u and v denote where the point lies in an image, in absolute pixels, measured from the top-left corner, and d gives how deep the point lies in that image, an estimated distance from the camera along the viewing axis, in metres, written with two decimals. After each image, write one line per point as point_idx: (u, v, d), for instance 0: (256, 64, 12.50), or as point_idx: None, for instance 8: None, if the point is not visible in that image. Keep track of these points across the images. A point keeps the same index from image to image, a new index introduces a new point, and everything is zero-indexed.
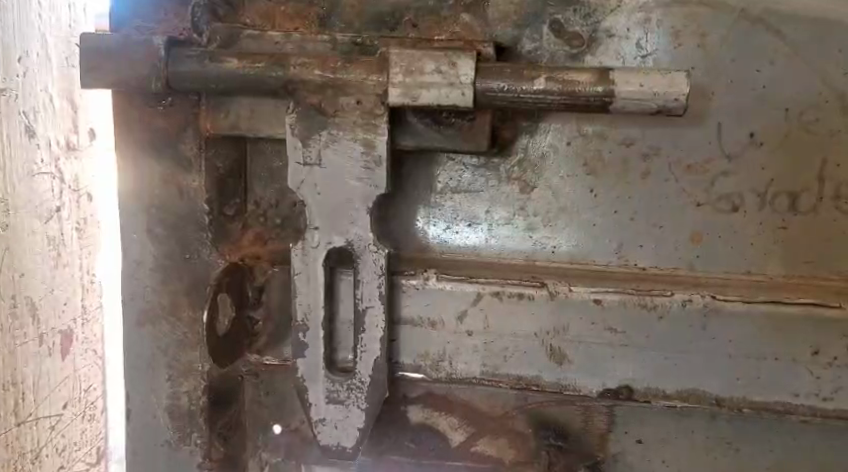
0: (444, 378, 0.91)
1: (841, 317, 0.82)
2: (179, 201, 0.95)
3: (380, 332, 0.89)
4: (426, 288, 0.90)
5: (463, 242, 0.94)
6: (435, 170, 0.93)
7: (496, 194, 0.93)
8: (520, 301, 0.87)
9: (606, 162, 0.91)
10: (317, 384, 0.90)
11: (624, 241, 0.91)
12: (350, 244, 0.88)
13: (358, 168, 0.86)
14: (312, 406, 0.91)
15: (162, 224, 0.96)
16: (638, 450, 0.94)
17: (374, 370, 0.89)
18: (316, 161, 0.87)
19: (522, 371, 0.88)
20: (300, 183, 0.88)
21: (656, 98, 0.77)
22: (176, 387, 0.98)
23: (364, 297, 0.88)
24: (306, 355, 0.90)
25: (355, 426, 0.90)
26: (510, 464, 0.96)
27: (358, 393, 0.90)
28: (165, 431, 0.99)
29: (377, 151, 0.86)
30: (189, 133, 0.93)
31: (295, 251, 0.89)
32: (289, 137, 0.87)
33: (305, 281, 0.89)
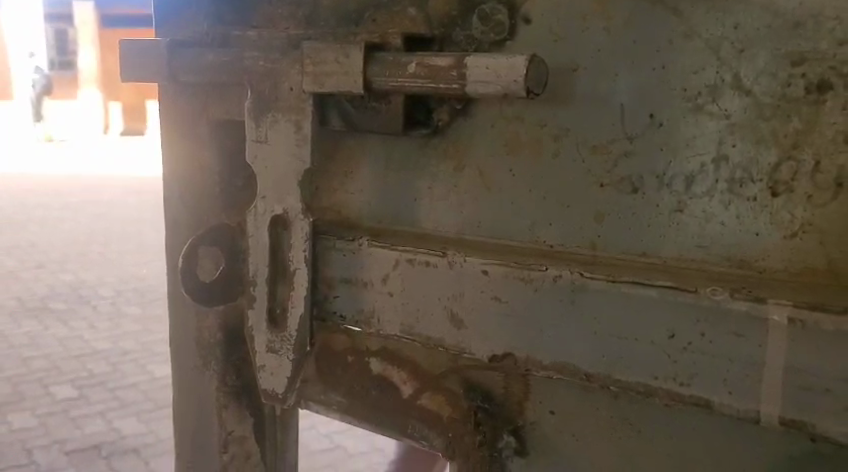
0: (373, 333, 1.03)
1: (697, 302, 0.83)
2: (198, 170, 1.15)
3: (303, 291, 1.02)
4: (358, 251, 1.01)
5: (407, 214, 1.04)
6: (375, 152, 1.05)
7: (436, 170, 1.01)
8: (427, 267, 0.98)
9: (521, 141, 0.95)
10: (260, 332, 1.05)
11: (535, 219, 0.96)
12: (286, 212, 1.01)
13: (292, 144, 1.00)
14: (258, 352, 1.06)
15: (190, 191, 1.17)
16: (552, 421, 0.98)
17: (299, 326, 1.02)
18: (264, 139, 1.01)
19: (431, 332, 0.99)
20: (254, 157, 1.03)
21: (499, 81, 0.87)
22: (200, 321, 1.14)
23: (297, 259, 1.02)
24: (254, 308, 1.04)
25: (285, 374, 1.04)
26: (447, 419, 1.02)
27: (288, 345, 1.03)
28: (195, 356, 1.16)
29: (305, 130, 0.99)
30: (193, 119, 1.13)
31: (249, 213, 1.04)
32: (247, 116, 1.02)
33: (255, 240, 1.04)
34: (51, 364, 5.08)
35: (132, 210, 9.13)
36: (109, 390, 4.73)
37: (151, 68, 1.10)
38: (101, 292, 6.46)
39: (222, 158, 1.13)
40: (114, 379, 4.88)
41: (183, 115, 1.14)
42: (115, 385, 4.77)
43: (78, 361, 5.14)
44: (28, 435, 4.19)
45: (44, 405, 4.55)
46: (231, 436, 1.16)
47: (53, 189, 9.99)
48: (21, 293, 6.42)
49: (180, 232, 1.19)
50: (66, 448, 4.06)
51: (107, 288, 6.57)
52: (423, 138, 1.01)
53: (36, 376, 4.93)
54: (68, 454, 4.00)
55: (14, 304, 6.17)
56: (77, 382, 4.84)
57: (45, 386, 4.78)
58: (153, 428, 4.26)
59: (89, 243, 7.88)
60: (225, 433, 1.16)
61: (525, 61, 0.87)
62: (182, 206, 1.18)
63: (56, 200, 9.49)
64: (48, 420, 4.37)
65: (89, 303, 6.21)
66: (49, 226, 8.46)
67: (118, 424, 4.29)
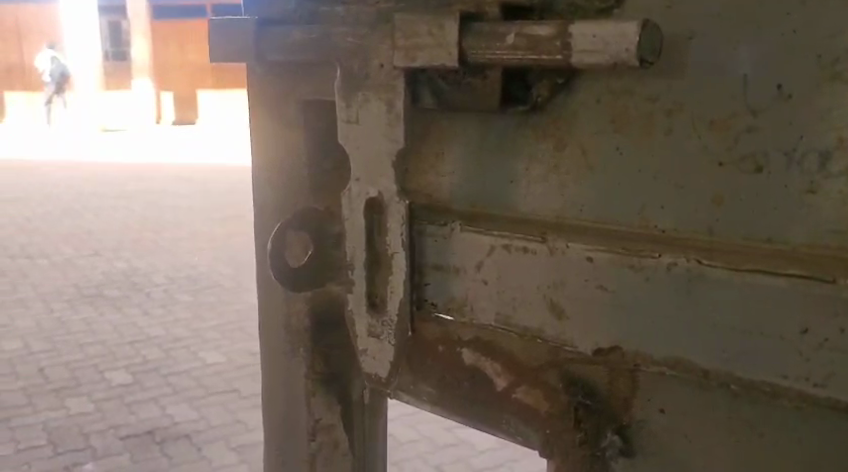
0: (469, 320, 0.98)
1: (835, 293, 0.75)
2: (285, 152, 1.10)
3: (401, 275, 0.99)
4: (451, 237, 0.97)
5: (500, 198, 0.96)
6: (472, 128, 0.97)
7: (533, 150, 0.94)
8: (526, 254, 0.92)
9: (630, 117, 0.88)
10: (360, 317, 1.03)
11: (644, 202, 0.87)
12: (380, 194, 0.98)
13: (384, 124, 0.95)
14: (358, 336, 1.04)
15: (278, 173, 1.11)
16: (663, 420, 0.90)
17: (399, 309, 1.00)
18: (355, 119, 0.98)
19: (529, 323, 0.93)
20: (346, 138, 1.00)
21: (608, 50, 0.80)
22: (289, 307, 1.10)
23: (393, 244, 0.99)
24: (352, 293, 1.02)
25: (388, 359, 1.02)
26: (546, 414, 0.97)
27: (390, 330, 1.01)
28: (284, 340, 1.12)
29: (397, 108, 0.94)
30: (280, 99, 1.08)
31: (344, 195, 1.01)
32: (338, 97, 0.99)
33: (350, 224, 1.01)
34: (106, 350, 5.11)
35: (182, 198, 9.21)
36: (162, 376, 4.74)
37: (239, 48, 1.07)
38: (154, 279, 6.49)
39: (312, 139, 1.07)
40: (166, 365, 4.89)
41: (274, 94, 1.09)
42: (169, 372, 4.78)
43: (133, 347, 5.15)
44: (85, 420, 4.21)
45: (100, 390, 4.56)
46: (318, 424, 1.11)
47: (107, 177, 10.08)
48: (78, 280, 6.49)
49: (269, 216, 1.13)
50: (122, 433, 4.06)
51: (160, 275, 6.60)
52: (521, 117, 0.94)
53: (93, 362, 4.95)
54: (123, 439, 4.00)
55: (70, 291, 6.24)
56: (131, 368, 4.85)
57: (100, 372, 4.80)
58: (206, 414, 4.26)
59: (141, 231, 7.93)
60: (312, 421, 1.11)
61: (637, 28, 0.79)
62: (270, 188, 1.12)
63: (109, 188, 9.58)
64: (104, 405, 4.38)
65: (143, 290, 6.24)
66: (103, 214, 8.53)
67: (171, 410, 4.29)
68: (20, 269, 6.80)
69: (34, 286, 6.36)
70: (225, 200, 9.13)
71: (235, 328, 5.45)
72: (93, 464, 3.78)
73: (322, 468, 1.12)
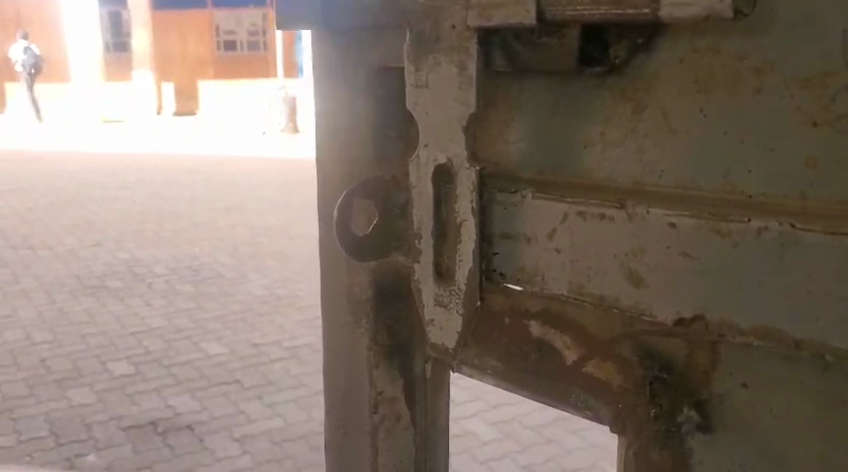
0: (538, 292, 0.95)
1: None
2: (349, 121, 1.09)
3: (471, 244, 0.96)
4: (522, 205, 0.94)
5: (577, 165, 0.93)
6: (543, 96, 0.95)
7: (610, 114, 0.91)
8: (602, 221, 0.88)
9: (716, 76, 0.84)
10: (426, 287, 1.00)
11: (730, 166, 0.83)
12: (450, 161, 0.95)
13: (456, 88, 0.93)
14: (426, 306, 1.01)
15: (342, 143, 1.10)
16: (745, 394, 0.87)
17: (469, 279, 0.97)
18: (425, 84, 0.95)
19: (603, 291, 0.89)
20: (415, 103, 0.97)
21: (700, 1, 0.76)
22: (351, 278, 1.11)
23: (461, 211, 0.96)
24: (420, 262, 1.00)
25: (456, 329, 0.99)
26: (617, 389, 0.95)
27: (460, 298, 0.98)
28: (345, 312, 1.12)
29: (470, 71, 0.91)
30: (345, 68, 1.07)
31: (412, 162, 0.99)
32: (407, 62, 0.97)
33: (418, 192, 0.99)
34: (108, 341, 5.06)
35: (181, 189, 9.17)
36: (164, 367, 4.70)
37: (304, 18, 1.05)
38: (157, 270, 6.45)
39: (376, 107, 1.06)
40: (169, 356, 4.84)
41: (339, 61, 1.08)
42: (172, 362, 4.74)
43: (136, 338, 5.11)
44: (88, 412, 4.16)
45: (102, 380, 4.52)
46: (380, 397, 1.10)
47: (103, 169, 10.00)
48: (80, 271, 6.45)
49: (333, 187, 1.12)
50: (124, 424, 4.01)
51: (161, 265, 6.56)
52: (597, 79, 0.92)
53: (94, 352, 4.91)
54: (125, 430, 3.95)
55: (72, 282, 6.19)
56: (133, 358, 4.80)
57: (103, 363, 4.76)
58: (208, 406, 4.20)
59: (143, 222, 7.88)
60: (374, 393, 1.11)
61: None
62: (334, 159, 1.11)
63: (109, 180, 9.52)
64: (106, 396, 4.33)
65: (145, 280, 6.20)
66: (105, 205, 8.48)
67: (173, 401, 4.24)
68: (22, 260, 6.76)
69: (36, 277, 6.32)
70: (225, 191, 9.06)
71: (239, 319, 5.41)
72: (95, 455, 3.73)
73: (384, 440, 1.11)
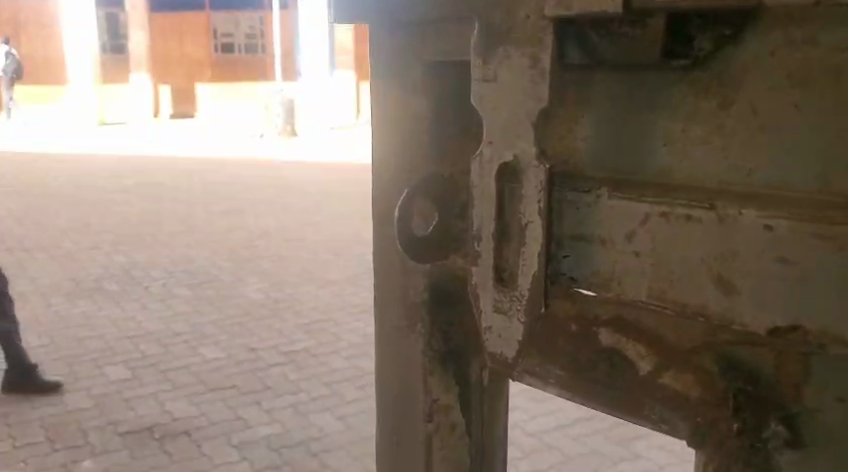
0: (614, 298, 0.89)
1: None
2: (407, 117, 1.04)
3: (537, 247, 0.89)
4: (599, 204, 0.88)
5: (655, 164, 0.88)
6: (615, 93, 0.90)
7: (692, 110, 0.85)
8: (688, 222, 0.82)
9: (813, 70, 0.77)
10: (486, 292, 0.93)
11: (827, 166, 0.78)
12: (518, 158, 0.89)
13: (527, 81, 0.87)
14: (483, 313, 0.94)
15: (400, 139, 1.05)
16: (840, 409, 0.81)
17: (532, 284, 0.90)
18: (493, 78, 0.89)
19: (688, 297, 0.84)
20: (480, 98, 0.91)
21: None
22: (406, 280, 1.05)
23: (527, 213, 0.89)
24: (479, 264, 0.93)
25: (516, 337, 0.92)
26: (696, 400, 0.88)
27: (521, 307, 0.91)
28: (397, 317, 1.07)
29: (542, 64, 0.86)
30: (405, 62, 1.01)
31: (475, 159, 0.93)
32: (473, 56, 0.91)
33: (480, 191, 0.92)
34: (105, 345, 4.98)
35: (177, 191, 9.11)
36: (161, 371, 4.61)
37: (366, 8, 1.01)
38: (153, 273, 6.37)
39: (436, 101, 1.01)
40: (167, 361, 4.76)
41: (397, 54, 1.02)
42: (169, 367, 4.64)
43: (133, 342, 5.03)
44: (84, 416, 4.08)
45: (98, 385, 4.43)
46: (436, 405, 1.05)
47: (95, 172, 9.94)
48: (77, 273, 6.38)
49: (392, 185, 1.07)
50: (120, 430, 3.93)
51: (159, 268, 6.50)
52: (678, 73, 0.86)
53: (91, 356, 4.83)
54: (122, 436, 3.87)
55: (70, 285, 6.12)
56: (130, 363, 4.72)
57: (99, 367, 4.67)
58: (204, 411, 4.11)
59: (139, 224, 7.81)
60: (430, 401, 1.06)
61: None
62: (393, 156, 1.06)
63: (105, 182, 9.45)
64: (103, 401, 4.24)
65: (143, 283, 6.13)
66: (99, 207, 8.41)
67: (171, 407, 4.15)
68: (18, 262, 6.69)
69: (32, 279, 6.25)
70: (220, 194, 8.99)
71: (237, 323, 5.33)
72: (92, 460, 3.65)
73: (439, 450, 1.06)
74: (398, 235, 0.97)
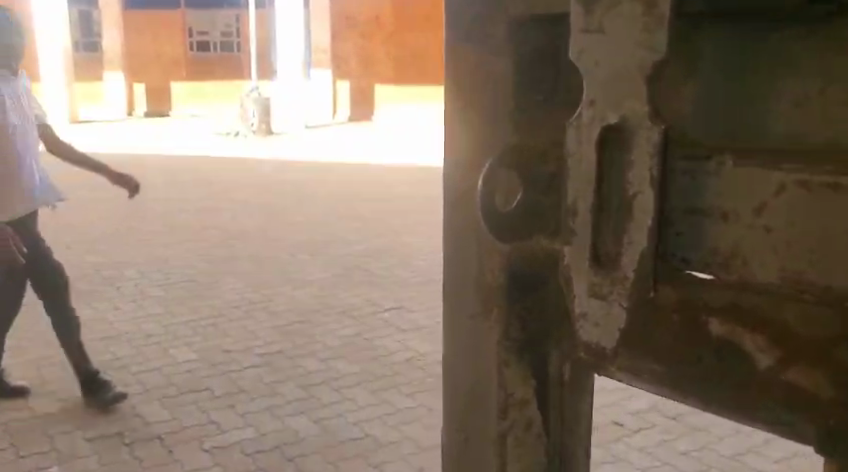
0: (737, 282, 0.76)
1: None
2: (486, 82, 0.93)
3: (647, 221, 0.77)
4: (722, 173, 0.75)
5: (784, 128, 0.74)
6: (731, 47, 0.76)
7: (835, 63, 0.71)
8: (835, 193, 0.68)
9: None
10: (581, 275, 0.82)
11: None
12: (625, 120, 0.77)
13: (639, 30, 0.75)
14: (579, 298, 0.83)
15: (473, 109, 0.94)
16: None
17: (638, 264, 0.78)
18: (598, 29, 0.77)
19: (831, 280, 0.70)
20: (581, 52, 0.79)
21: None
22: (483, 263, 0.97)
23: (634, 182, 0.77)
24: (573, 243, 0.83)
25: (618, 325, 0.80)
26: (829, 400, 0.73)
27: (623, 291, 0.80)
28: (473, 303, 1.00)
29: (659, 9, 0.73)
30: (490, 22, 0.92)
31: (571, 124, 0.81)
32: (572, 5, 0.79)
33: (577, 160, 0.81)
34: (76, 347, 4.78)
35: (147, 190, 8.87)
36: (134, 374, 4.40)
37: None
38: (126, 274, 6.14)
39: (515, 67, 0.90)
40: (140, 362, 4.55)
41: (478, 16, 0.93)
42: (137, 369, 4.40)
43: (105, 344, 4.84)
44: (47, 420, 3.81)
45: (67, 387, 4.18)
46: (511, 400, 0.96)
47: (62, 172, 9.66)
48: None
49: (466, 160, 0.97)
50: (89, 435, 3.67)
51: (132, 269, 6.30)
52: (817, 20, 0.71)
53: (60, 358, 4.62)
54: (91, 441, 3.62)
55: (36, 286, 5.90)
56: (102, 365, 4.51)
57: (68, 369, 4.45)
58: (179, 414, 3.87)
59: (112, 225, 7.59)
60: (504, 396, 0.96)
61: None
62: (465, 129, 0.96)
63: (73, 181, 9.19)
64: (71, 404, 3.99)
65: (115, 284, 5.93)
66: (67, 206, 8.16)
67: (144, 410, 3.91)
68: None
69: None
70: (194, 193, 8.70)
71: (213, 325, 5.11)
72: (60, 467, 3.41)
73: (512, 451, 0.96)
74: (480, 213, 0.87)
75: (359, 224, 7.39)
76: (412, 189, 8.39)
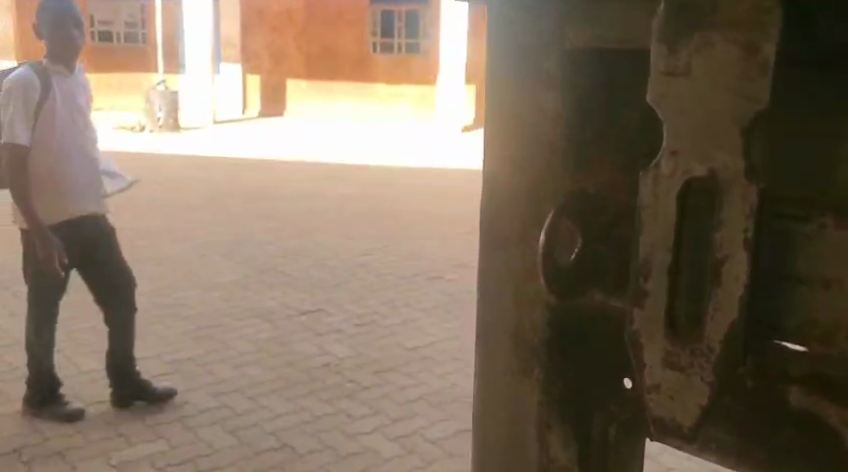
0: (835, 356, 0.68)
1: None
2: (536, 121, 0.85)
3: (738, 288, 0.69)
4: (823, 236, 0.67)
5: None
6: (824, 86, 0.66)
7: None
8: None
9: None
10: (653, 343, 0.73)
11: None
12: (714, 174, 0.68)
13: (738, 75, 0.66)
14: (649, 367, 0.74)
15: (517, 146, 0.86)
16: None
17: (727, 334, 0.69)
18: (684, 71, 0.69)
19: None
20: (662, 96, 0.71)
21: None
22: (518, 317, 0.89)
23: (724, 243, 0.69)
24: (645, 306, 0.74)
25: (696, 401, 0.71)
26: None
27: (705, 364, 0.71)
28: (506, 359, 0.91)
29: (763, 55, 0.65)
30: (540, 53, 0.84)
31: (644, 176, 0.73)
32: (654, 43, 0.71)
33: (653, 215, 0.73)
34: None
35: None
36: None
37: None
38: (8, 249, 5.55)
39: (569, 96, 0.82)
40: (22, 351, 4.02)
41: (526, 43, 0.85)
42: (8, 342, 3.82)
43: None
44: None
45: None
46: (552, 465, 0.87)
47: None
48: None
49: (504, 193, 0.88)
50: None
51: None
52: None
53: None
54: None
55: None
56: None
57: None
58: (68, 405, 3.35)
59: None
60: (545, 459, 0.88)
61: None
62: (509, 167, 0.87)
63: None
64: None
65: None
66: None
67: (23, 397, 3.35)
68: None
69: None
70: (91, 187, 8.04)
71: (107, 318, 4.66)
72: None
73: None
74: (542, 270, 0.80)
75: (273, 223, 6.93)
76: (328, 190, 8.00)
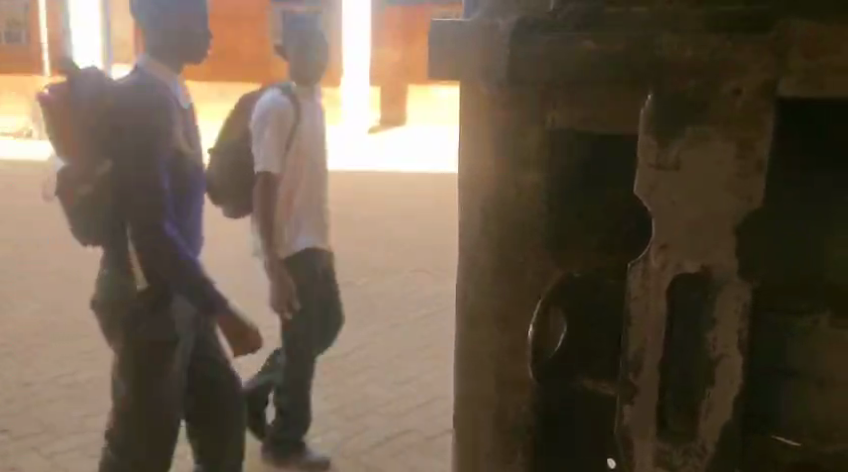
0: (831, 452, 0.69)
1: None
2: (513, 199, 0.82)
3: (733, 389, 0.68)
4: (815, 332, 0.68)
5: None
6: (814, 181, 0.68)
7: None
8: None
9: None
10: (644, 438, 0.71)
11: None
12: (708, 272, 0.67)
13: (732, 175, 0.65)
14: (639, 464, 0.72)
15: (493, 224, 0.84)
16: None
17: (722, 434, 0.68)
18: (674, 166, 0.67)
19: None
20: (651, 189, 0.69)
21: None
22: (500, 397, 0.86)
23: (718, 341, 0.68)
24: (635, 402, 0.71)
25: None
26: None
27: (701, 462, 0.69)
28: (487, 442, 0.88)
29: (759, 156, 0.64)
30: (528, 128, 0.80)
31: (632, 269, 0.71)
32: (640, 136, 0.68)
33: (641, 309, 0.70)
34: None
35: None
36: None
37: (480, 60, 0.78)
38: None
39: (551, 178, 0.81)
40: None
41: (502, 122, 0.82)
42: None
43: None
44: None
45: None
46: None
47: None
48: None
49: (480, 273, 0.86)
50: None
51: None
52: None
53: None
54: None
55: None
56: None
57: None
58: None
59: None
60: None
61: None
62: (488, 244, 0.85)
63: None
64: None
65: None
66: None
67: None
68: None
69: None
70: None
71: None
72: None
73: None
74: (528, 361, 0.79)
75: None
76: None
